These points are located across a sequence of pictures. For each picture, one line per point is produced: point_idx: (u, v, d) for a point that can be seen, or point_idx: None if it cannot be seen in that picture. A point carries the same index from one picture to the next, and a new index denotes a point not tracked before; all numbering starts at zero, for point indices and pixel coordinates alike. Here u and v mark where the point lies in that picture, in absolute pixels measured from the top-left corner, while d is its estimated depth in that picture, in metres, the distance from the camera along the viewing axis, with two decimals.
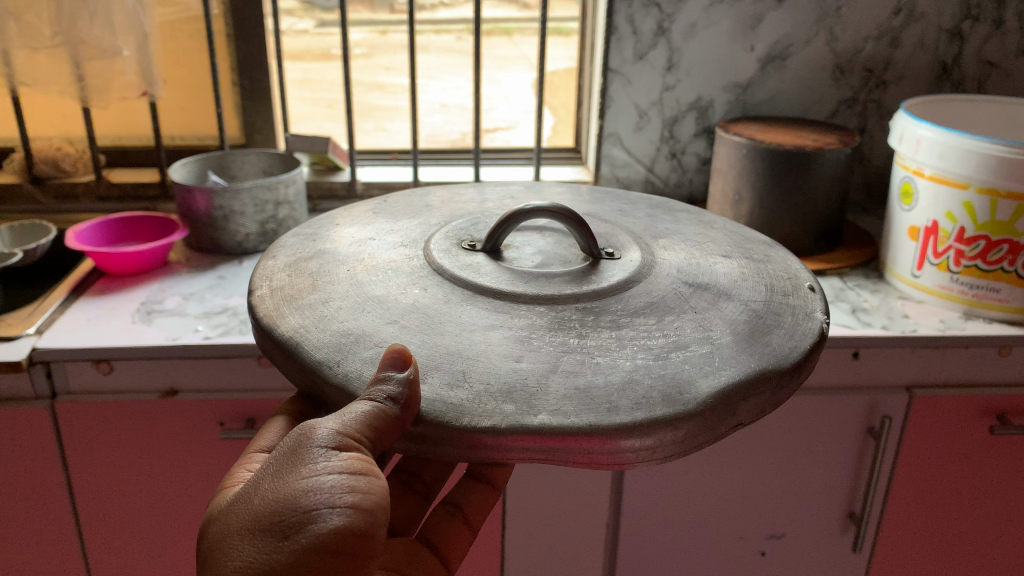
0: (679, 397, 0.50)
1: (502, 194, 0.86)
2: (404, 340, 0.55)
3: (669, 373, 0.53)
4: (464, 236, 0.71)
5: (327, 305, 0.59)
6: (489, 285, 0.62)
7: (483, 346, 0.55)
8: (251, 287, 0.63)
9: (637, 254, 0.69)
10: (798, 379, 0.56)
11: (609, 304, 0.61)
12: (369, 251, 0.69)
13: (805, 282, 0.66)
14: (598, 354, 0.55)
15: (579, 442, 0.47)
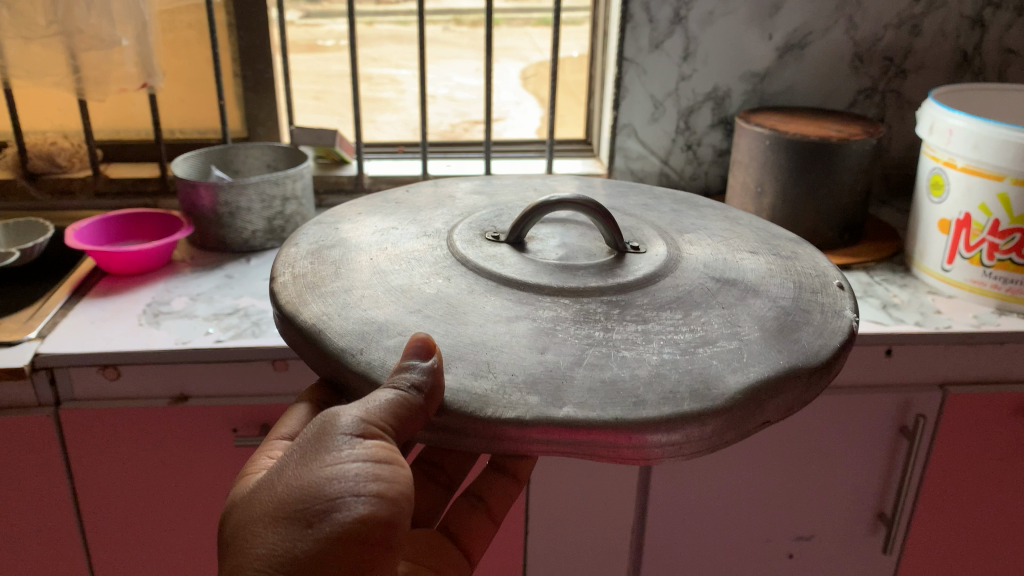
0: (707, 392, 0.63)
1: (526, 187, 1.04)
2: (430, 329, 0.69)
3: (698, 371, 0.65)
4: (487, 228, 0.88)
5: (350, 293, 0.74)
6: (513, 277, 0.77)
7: (508, 337, 0.68)
8: (276, 273, 0.78)
9: (663, 249, 0.85)
10: (828, 372, 0.69)
11: (637, 298, 0.75)
12: (393, 241, 0.85)
13: (834, 279, 0.81)
14: (625, 347, 0.68)
15: (607, 434, 0.59)
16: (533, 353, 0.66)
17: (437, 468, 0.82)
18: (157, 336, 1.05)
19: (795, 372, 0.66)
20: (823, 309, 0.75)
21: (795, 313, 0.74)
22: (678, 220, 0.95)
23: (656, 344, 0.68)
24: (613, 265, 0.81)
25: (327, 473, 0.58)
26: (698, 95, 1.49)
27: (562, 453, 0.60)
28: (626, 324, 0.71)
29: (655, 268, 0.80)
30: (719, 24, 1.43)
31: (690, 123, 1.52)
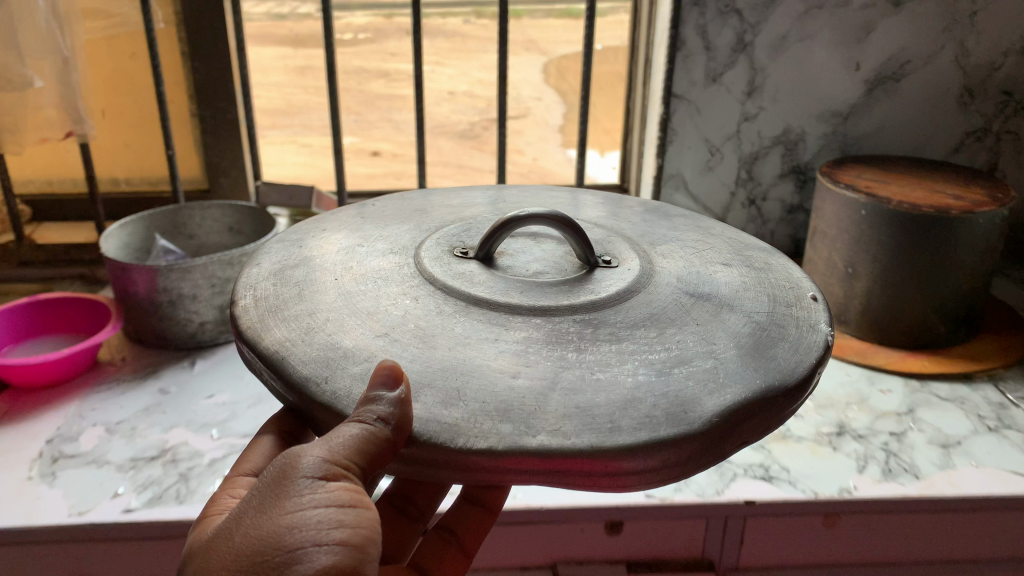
0: (684, 417, 0.60)
1: (494, 199, 1.02)
2: (396, 354, 0.66)
3: (674, 394, 0.63)
4: (455, 243, 0.86)
5: (315, 317, 0.71)
6: (482, 296, 0.75)
7: (481, 362, 0.66)
8: (236, 296, 0.75)
9: (636, 263, 0.83)
10: (803, 388, 0.67)
11: (608, 317, 0.73)
12: (357, 260, 0.82)
13: (807, 291, 0.80)
14: (599, 370, 0.65)
15: (582, 463, 0.57)
16: (511, 377, 0.64)
17: (407, 501, 0.81)
18: (46, 501, 0.98)
19: (771, 392, 0.64)
20: (798, 323, 0.73)
21: (770, 327, 0.72)
22: (649, 231, 0.93)
23: (631, 363, 0.66)
24: (583, 281, 0.79)
25: (287, 521, 0.56)
26: (765, 138, 1.55)
27: (538, 483, 0.58)
28: (599, 344, 0.69)
29: (626, 284, 0.78)
30: (792, 50, 1.46)
31: (754, 172, 1.59)
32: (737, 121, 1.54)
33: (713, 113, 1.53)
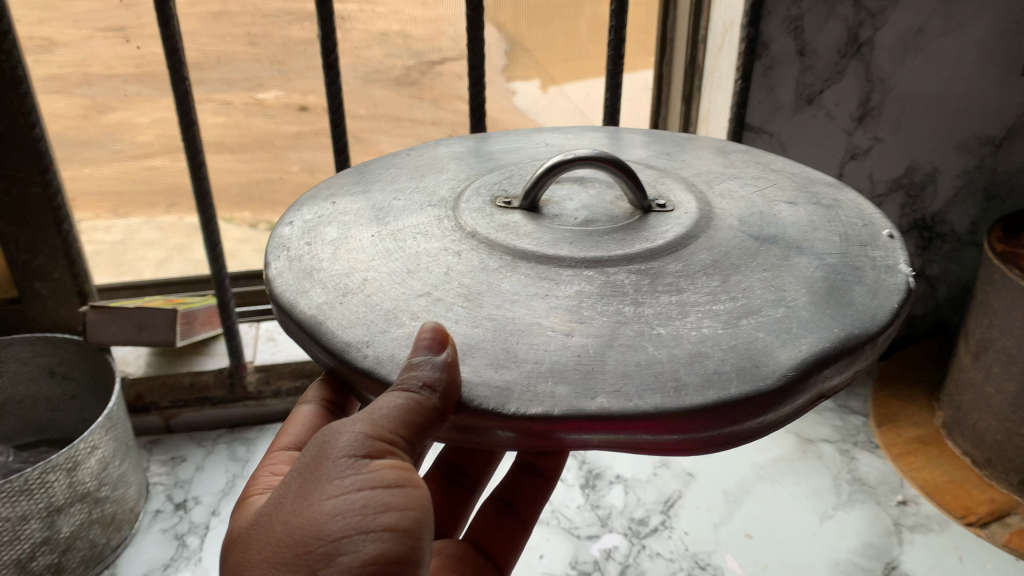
0: (758, 372, 0.58)
1: (541, 142, 1.07)
2: (438, 310, 0.65)
3: (747, 347, 0.61)
4: (496, 191, 0.87)
5: (346, 244, 0.77)
6: (531, 247, 0.74)
7: (525, 305, 0.66)
8: (280, 224, 0.82)
9: (697, 205, 0.84)
10: (884, 328, 0.66)
11: (669, 265, 0.72)
12: (405, 208, 0.84)
13: (886, 232, 0.80)
14: (660, 321, 0.64)
15: (653, 426, 0.56)
16: (563, 347, 0.61)
17: (462, 470, 0.97)
18: None
19: (853, 341, 0.62)
20: (876, 264, 0.74)
21: (843, 270, 0.72)
22: (707, 170, 0.96)
23: (694, 315, 0.64)
24: (639, 228, 0.79)
25: (328, 511, 0.59)
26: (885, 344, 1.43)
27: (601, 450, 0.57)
28: (662, 295, 0.67)
29: (687, 227, 0.78)
30: (922, 48, 1.30)
31: None
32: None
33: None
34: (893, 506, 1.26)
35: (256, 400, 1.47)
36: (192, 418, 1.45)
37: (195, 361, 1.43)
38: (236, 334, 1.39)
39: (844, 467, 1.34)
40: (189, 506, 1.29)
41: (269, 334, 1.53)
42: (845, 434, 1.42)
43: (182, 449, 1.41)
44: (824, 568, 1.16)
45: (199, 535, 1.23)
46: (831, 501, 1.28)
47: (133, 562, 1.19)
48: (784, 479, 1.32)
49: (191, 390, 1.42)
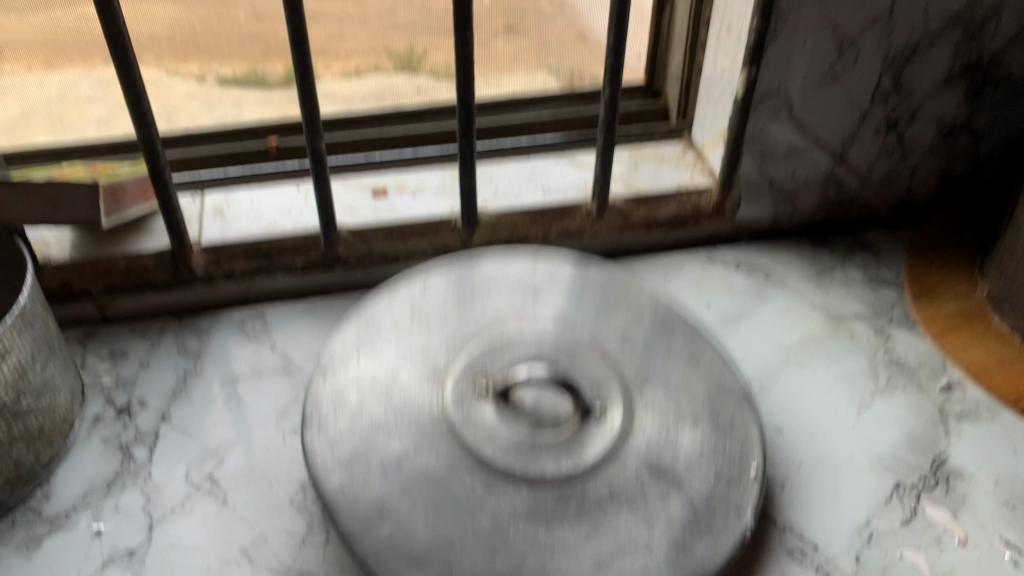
0: None
1: (524, 279, 1.21)
2: (406, 498, 0.95)
3: None
4: (481, 378, 1.08)
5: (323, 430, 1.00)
6: (494, 461, 0.99)
7: (479, 527, 0.92)
8: (307, 435, 1.01)
9: (617, 419, 1.03)
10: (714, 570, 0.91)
11: (577, 491, 0.96)
12: (398, 381, 1.07)
13: (750, 470, 1.00)
14: (558, 552, 0.90)
15: None
16: (380, 483, 0.96)
17: None
18: None
19: None
20: (726, 510, 0.95)
21: (703, 516, 0.94)
22: (640, 364, 1.11)
23: (587, 549, 0.91)
24: (571, 447, 1.00)
25: None
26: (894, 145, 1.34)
27: None
28: (579, 520, 0.93)
29: (606, 451, 1.00)
30: None
31: None
32: (834, 203, 1.41)
33: (815, 190, 1.38)
34: (936, 393, 1.13)
35: (206, 286, 1.26)
36: (133, 305, 1.25)
37: (131, 240, 1.23)
38: (174, 213, 1.17)
39: (879, 349, 1.20)
40: (134, 410, 1.11)
41: (216, 208, 1.31)
42: (878, 309, 1.27)
43: (123, 341, 1.22)
44: (866, 465, 1.03)
45: (148, 445, 1.06)
46: (867, 387, 1.14)
47: (71, 479, 1.02)
48: (814, 362, 1.17)
49: (127, 275, 1.22)
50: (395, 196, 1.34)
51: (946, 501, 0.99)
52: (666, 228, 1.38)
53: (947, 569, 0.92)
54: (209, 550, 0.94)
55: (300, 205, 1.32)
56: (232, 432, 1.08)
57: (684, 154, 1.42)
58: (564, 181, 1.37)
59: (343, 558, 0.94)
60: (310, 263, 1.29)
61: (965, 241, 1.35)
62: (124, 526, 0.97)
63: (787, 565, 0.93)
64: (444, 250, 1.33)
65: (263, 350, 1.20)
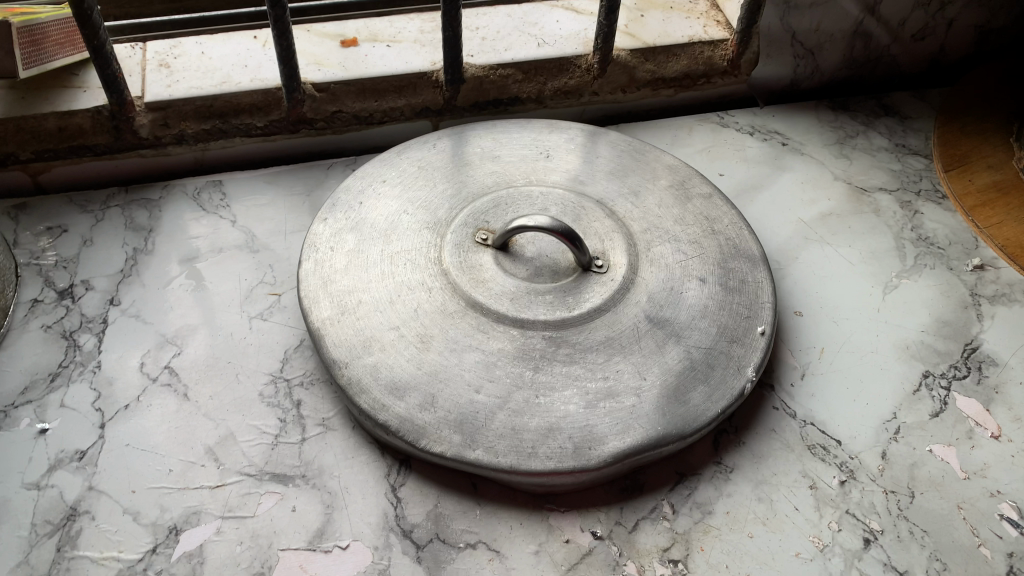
0: (587, 452, 0.79)
1: (539, 148, 1.11)
2: (398, 351, 0.86)
3: (588, 428, 0.80)
4: (480, 224, 0.99)
5: (318, 272, 0.94)
6: (478, 300, 0.91)
7: (460, 370, 0.84)
8: (304, 256, 0.96)
9: (621, 269, 0.95)
10: (707, 428, 0.83)
11: (569, 335, 0.88)
12: (398, 227, 0.99)
13: (759, 325, 0.90)
14: (543, 394, 0.83)
15: None
16: (342, 356, 0.86)
17: None
18: None
19: (667, 437, 0.80)
20: (727, 366, 0.87)
21: (702, 366, 0.86)
22: (652, 223, 1.01)
23: (572, 391, 0.83)
24: (569, 291, 0.92)
25: None
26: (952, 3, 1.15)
27: (469, 465, 0.79)
28: (555, 365, 0.85)
29: (601, 301, 0.91)
30: None
31: None
32: (860, 59, 1.28)
33: (841, 44, 1.24)
34: (968, 273, 1.03)
35: (154, 150, 1.11)
36: (72, 172, 1.09)
37: (62, 97, 1.06)
38: (109, 63, 1.00)
39: (906, 225, 1.09)
40: (78, 293, 0.98)
41: (160, 59, 1.13)
42: (904, 181, 1.15)
43: (61, 214, 1.06)
44: (892, 353, 0.94)
45: (96, 333, 0.94)
46: (893, 267, 1.04)
47: (8, 371, 0.90)
48: (837, 239, 1.07)
49: (61, 137, 1.06)
50: (367, 46, 1.18)
51: (978, 392, 0.91)
52: (673, 88, 1.24)
53: (979, 467, 0.85)
54: (171, 451, 0.84)
55: (259, 56, 1.15)
56: (191, 317, 0.96)
57: (694, 2, 1.29)
58: (561, 31, 1.21)
59: (320, 457, 0.84)
60: (271, 124, 1.13)
61: (1001, 102, 1.20)
62: (73, 424, 0.86)
63: (809, 463, 0.85)
64: (425, 110, 1.17)
65: (223, 224, 1.06)
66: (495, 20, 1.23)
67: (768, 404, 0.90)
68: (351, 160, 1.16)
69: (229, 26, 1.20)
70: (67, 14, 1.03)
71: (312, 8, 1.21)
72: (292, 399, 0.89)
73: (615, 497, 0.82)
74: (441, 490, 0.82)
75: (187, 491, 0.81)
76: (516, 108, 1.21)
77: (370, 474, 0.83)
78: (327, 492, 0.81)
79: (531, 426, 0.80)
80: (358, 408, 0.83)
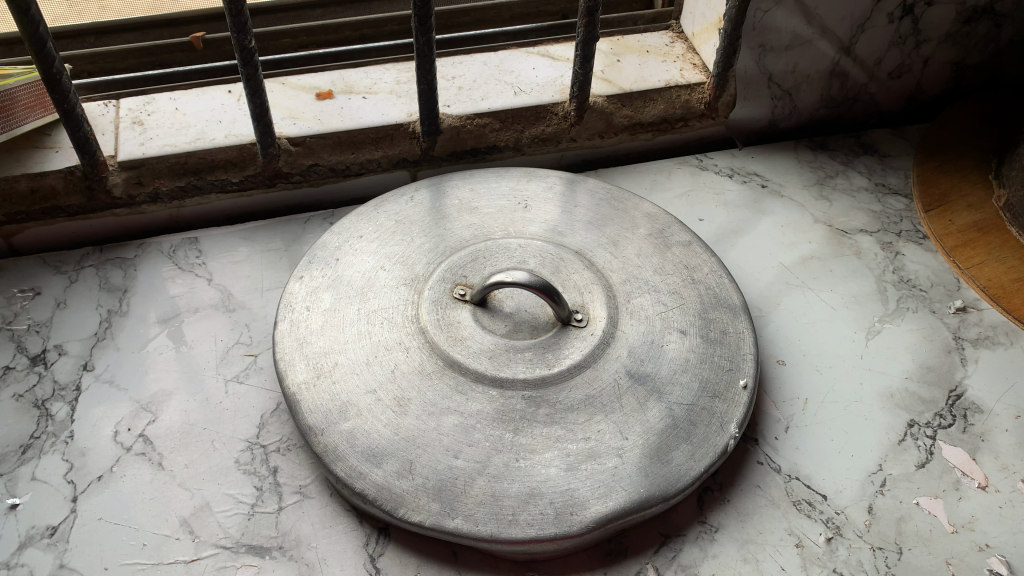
0: (569, 517, 0.77)
1: (517, 197, 1.11)
2: (376, 415, 0.84)
3: (570, 493, 0.78)
4: (458, 279, 0.98)
5: (294, 333, 0.92)
6: (457, 359, 0.89)
7: (439, 435, 0.83)
8: (280, 317, 0.95)
9: (601, 323, 0.93)
10: (691, 486, 0.81)
11: (548, 393, 0.86)
12: (376, 284, 0.98)
13: (741, 379, 0.89)
14: (523, 457, 0.81)
15: None
16: (317, 422, 0.84)
17: None
18: None
19: (651, 500, 0.79)
20: (710, 422, 0.85)
21: (685, 423, 0.85)
22: (632, 274, 1.00)
23: (554, 453, 0.81)
24: (548, 347, 0.91)
25: None
26: None
27: (448, 534, 0.77)
28: (536, 426, 0.83)
29: (581, 357, 0.90)
30: None
31: None
32: (837, 98, 1.28)
33: (817, 84, 1.25)
34: (951, 315, 1.02)
35: (129, 208, 1.11)
36: (45, 233, 1.09)
37: (35, 157, 1.05)
38: (79, 125, 0.99)
39: (888, 267, 1.09)
40: (51, 358, 0.96)
41: (133, 116, 1.13)
42: (884, 222, 1.15)
43: (35, 275, 1.05)
44: (876, 402, 0.93)
45: (69, 401, 0.92)
46: (876, 311, 1.03)
47: None
48: (818, 284, 1.06)
49: (33, 199, 1.05)
50: (343, 99, 1.17)
51: (964, 441, 0.90)
52: (652, 132, 1.25)
53: (967, 519, 0.83)
54: (144, 525, 0.81)
55: (234, 110, 1.15)
56: (166, 382, 0.94)
57: (671, 45, 1.29)
58: (537, 79, 1.22)
59: (298, 527, 0.83)
60: (247, 179, 1.13)
61: (980, 138, 1.21)
62: (44, 498, 0.83)
63: (795, 521, 0.83)
64: (402, 161, 1.17)
65: (199, 283, 1.05)
66: (471, 69, 1.23)
67: (751, 459, 0.89)
68: (329, 213, 1.16)
69: (203, 80, 1.20)
70: (37, 77, 1.02)
71: (288, 60, 1.21)
72: (268, 466, 0.88)
73: (598, 562, 0.80)
74: (421, 559, 0.81)
75: (161, 567, 0.78)
76: (494, 156, 1.21)
77: (348, 544, 0.82)
78: (304, 564, 0.80)
79: (512, 492, 0.78)
80: (335, 476, 0.81)
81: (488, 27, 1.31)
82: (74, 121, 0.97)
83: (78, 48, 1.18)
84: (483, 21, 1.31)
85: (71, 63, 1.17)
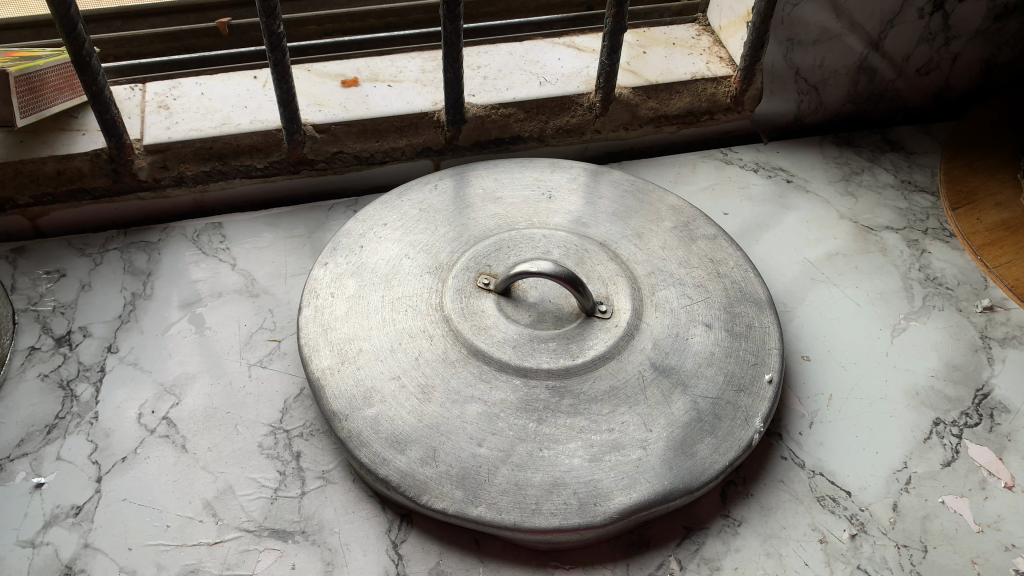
0: (593, 508, 0.76)
1: (541, 188, 1.11)
2: (400, 401, 0.84)
3: (594, 483, 0.78)
4: (482, 269, 0.98)
5: (319, 319, 0.92)
6: (480, 348, 0.89)
7: (463, 423, 0.82)
8: (304, 303, 0.95)
9: (625, 315, 0.93)
10: (715, 480, 0.81)
11: (572, 384, 0.86)
12: (400, 272, 0.98)
13: (766, 373, 0.89)
14: (548, 447, 0.81)
15: None
16: (341, 408, 0.84)
17: None
18: None
19: (676, 492, 0.78)
20: (735, 415, 0.85)
21: (709, 416, 0.84)
22: (657, 266, 1.00)
23: (578, 443, 0.81)
24: (572, 338, 0.91)
25: None
26: None
27: (471, 522, 0.76)
28: (560, 416, 0.83)
29: (605, 349, 0.89)
30: None
31: None
32: (864, 94, 1.27)
33: (845, 79, 1.24)
34: (977, 314, 1.01)
35: (153, 192, 1.11)
36: (69, 215, 1.09)
37: (62, 139, 1.05)
38: (107, 108, 0.99)
39: (914, 265, 1.08)
40: (75, 340, 0.96)
41: (159, 101, 1.13)
42: (910, 220, 1.14)
43: (60, 258, 1.06)
44: (901, 399, 0.93)
45: (93, 382, 0.92)
46: (902, 308, 1.02)
47: (5, 423, 0.88)
48: (843, 280, 1.06)
49: (59, 181, 1.05)
50: (368, 86, 1.17)
51: (990, 440, 0.89)
52: (676, 125, 1.24)
53: (993, 519, 0.82)
54: (168, 507, 0.82)
55: (259, 96, 1.15)
56: (190, 365, 0.95)
57: (697, 38, 1.28)
58: (563, 69, 1.21)
59: (320, 512, 0.83)
60: (271, 165, 1.13)
61: (1009, 136, 1.20)
62: (69, 478, 0.84)
63: (819, 516, 0.83)
64: (427, 150, 1.17)
65: (222, 268, 1.05)
66: (497, 58, 1.23)
67: (775, 454, 0.88)
68: (352, 201, 1.15)
69: (228, 66, 1.21)
70: (66, 59, 1.02)
71: (314, 47, 1.21)
72: (291, 451, 0.88)
73: (621, 554, 0.80)
74: (443, 546, 0.81)
75: (185, 548, 0.79)
76: (518, 147, 1.21)
77: (370, 530, 0.82)
78: (327, 549, 0.80)
79: (535, 482, 0.78)
80: (358, 461, 0.81)
81: (512, 17, 1.31)
82: (103, 103, 0.98)
83: (106, 31, 1.19)
84: (507, 11, 1.31)
85: (98, 46, 1.17)
